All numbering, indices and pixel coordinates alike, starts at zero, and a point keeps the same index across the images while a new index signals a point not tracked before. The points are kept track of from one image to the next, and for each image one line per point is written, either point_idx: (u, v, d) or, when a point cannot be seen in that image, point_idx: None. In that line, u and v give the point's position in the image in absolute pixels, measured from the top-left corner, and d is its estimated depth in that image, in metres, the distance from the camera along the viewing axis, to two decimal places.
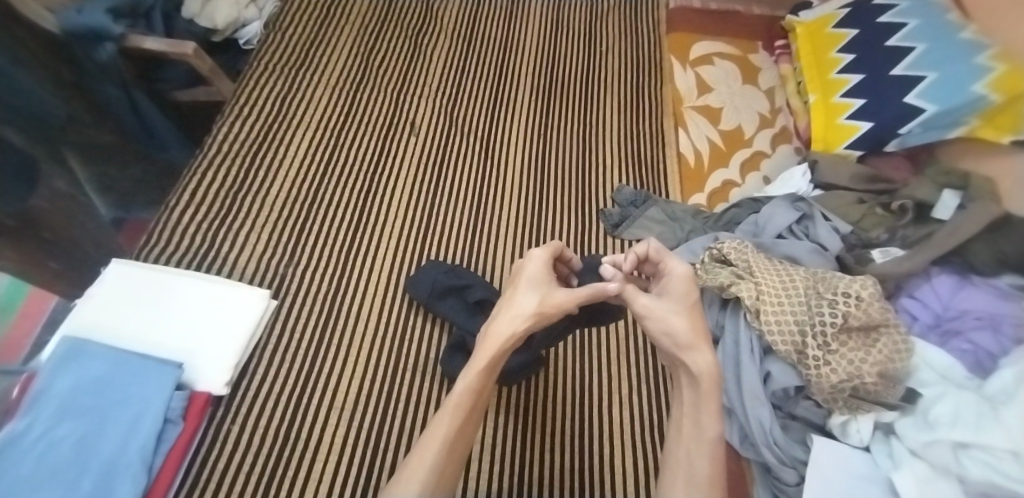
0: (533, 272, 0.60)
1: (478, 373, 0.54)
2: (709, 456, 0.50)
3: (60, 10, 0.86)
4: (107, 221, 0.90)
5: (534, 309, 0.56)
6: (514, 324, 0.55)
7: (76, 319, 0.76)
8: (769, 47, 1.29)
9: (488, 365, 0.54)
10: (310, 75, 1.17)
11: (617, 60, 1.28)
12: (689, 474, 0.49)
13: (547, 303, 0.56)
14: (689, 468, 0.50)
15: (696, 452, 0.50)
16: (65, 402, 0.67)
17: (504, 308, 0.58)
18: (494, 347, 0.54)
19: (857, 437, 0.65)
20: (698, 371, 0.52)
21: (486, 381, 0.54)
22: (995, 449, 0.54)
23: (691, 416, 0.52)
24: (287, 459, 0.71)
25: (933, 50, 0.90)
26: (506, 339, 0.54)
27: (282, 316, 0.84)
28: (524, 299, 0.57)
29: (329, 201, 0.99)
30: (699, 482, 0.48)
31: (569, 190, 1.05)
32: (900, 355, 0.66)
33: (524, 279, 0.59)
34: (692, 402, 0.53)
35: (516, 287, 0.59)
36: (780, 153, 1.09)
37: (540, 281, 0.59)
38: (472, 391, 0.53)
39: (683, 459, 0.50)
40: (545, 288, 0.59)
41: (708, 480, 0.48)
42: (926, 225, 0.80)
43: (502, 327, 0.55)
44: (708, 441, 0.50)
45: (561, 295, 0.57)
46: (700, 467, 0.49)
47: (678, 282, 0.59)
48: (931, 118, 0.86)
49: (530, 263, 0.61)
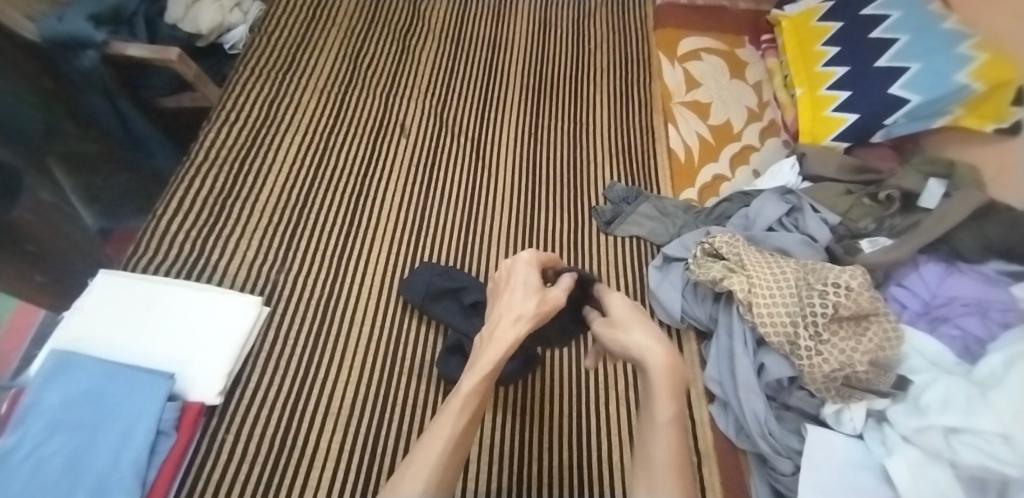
0: (523, 279, 0.60)
1: (481, 377, 0.53)
2: (668, 443, 0.47)
3: (41, 18, 0.85)
4: (95, 231, 0.89)
5: (534, 312, 0.57)
6: (518, 327, 0.56)
7: (64, 332, 0.75)
8: (755, 41, 1.30)
9: (492, 367, 0.54)
10: (297, 79, 1.16)
11: (605, 57, 1.28)
12: (648, 463, 0.47)
13: (545, 307, 0.58)
14: (649, 457, 0.47)
15: (654, 440, 0.47)
16: (55, 416, 0.66)
17: (502, 314, 0.58)
18: (498, 350, 0.54)
19: (850, 425, 0.66)
20: (649, 363, 0.51)
21: (488, 384, 0.54)
22: (984, 433, 0.55)
23: (646, 408, 0.49)
24: (285, 467, 0.71)
25: (917, 41, 0.90)
26: (509, 343, 0.55)
27: (275, 323, 0.84)
28: (522, 305, 0.58)
29: (320, 205, 0.99)
30: (659, 469, 0.45)
31: (560, 188, 1.05)
32: (890, 342, 0.66)
33: (514, 284, 0.60)
34: (645, 394, 0.51)
35: (511, 293, 0.60)
36: (769, 146, 1.10)
37: (534, 287, 0.60)
38: (473, 393, 0.53)
39: (645, 447, 0.48)
40: (540, 292, 0.60)
41: (666, 463, 0.45)
42: (914, 214, 0.81)
43: (504, 334, 0.55)
44: (666, 428, 0.47)
45: (558, 296, 0.60)
46: (658, 453, 0.46)
47: (619, 307, 0.59)
48: (916, 108, 0.87)
49: (520, 267, 0.62)
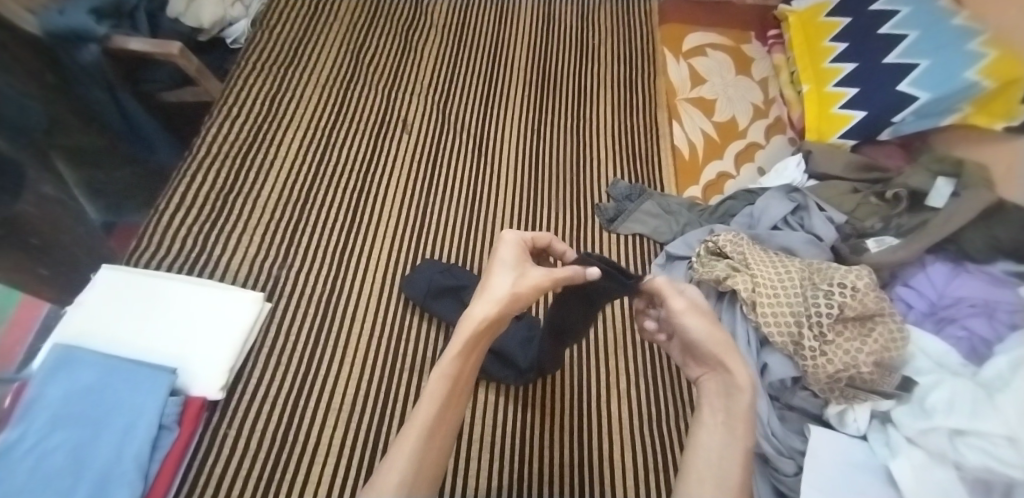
0: (507, 256, 0.55)
1: (453, 359, 0.51)
2: (741, 465, 0.48)
3: (41, 11, 0.82)
4: (98, 225, 0.89)
5: (506, 294, 0.51)
6: (487, 308, 0.50)
7: (67, 327, 0.74)
8: (762, 36, 1.30)
9: (465, 348, 0.51)
10: (300, 74, 1.16)
11: (610, 51, 1.27)
12: (719, 478, 0.47)
13: (522, 285, 0.52)
14: (720, 472, 0.47)
15: (728, 459, 0.48)
16: (58, 410, 0.66)
17: (479, 293, 0.53)
18: (470, 330, 0.50)
19: (854, 426, 0.66)
20: (736, 380, 0.51)
21: (464, 365, 0.52)
22: (989, 435, 0.54)
23: (724, 424, 0.51)
24: (286, 462, 0.71)
25: (925, 38, 0.90)
26: (479, 325, 0.50)
27: (277, 319, 0.84)
28: (498, 283, 0.52)
29: (322, 201, 0.98)
30: (729, 485, 0.46)
31: (564, 184, 1.04)
32: (896, 343, 0.66)
33: (497, 263, 0.55)
34: (725, 411, 0.51)
35: (490, 273, 0.54)
36: (774, 143, 1.10)
37: (515, 265, 0.55)
38: (446, 378, 0.51)
39: (708, 465, 0.48)
40: (519, 272, 0.54)
41: (738, 486, 0.46)
42: (921, 213, 0.79)
43: (476, 311, 0.51)
44: (738, 450, 0.48)
45: (539, 275, 0.53)
46: (730, 472, 0.47)
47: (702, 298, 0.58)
48: (924, 106, 0.86)
49: (503, 247, 0.56)
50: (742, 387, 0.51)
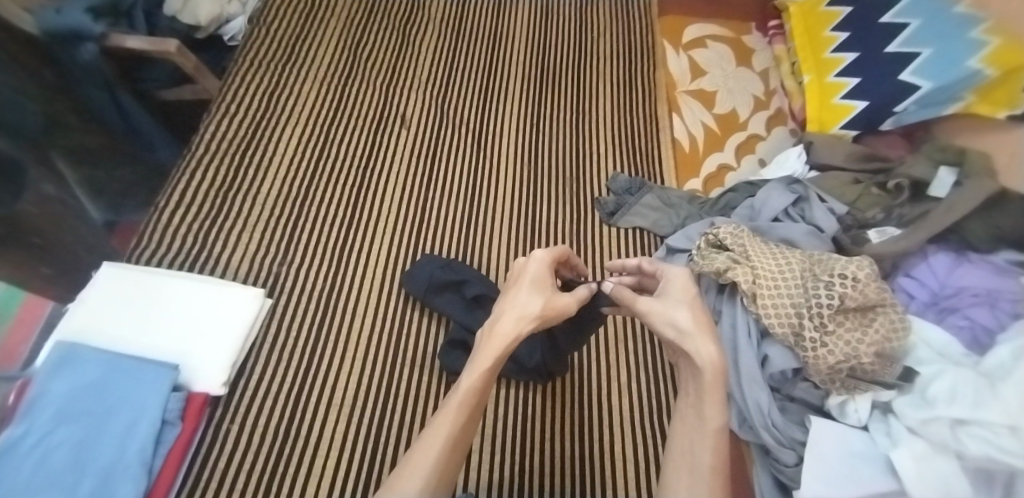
0: (535, 274, 0.55)
1: (481, 374, 0.49)
2: (713, 449, 0.47)
3: (38, 10, 0.83)
4: (99, 224, 0.89)
5: (540, 310, 0.51)
6: (518, 326, 0.50)
7: (70, 324, 0.75)
8: (762, 27, 1.29)
9: (492, 365, 0.49)
10: (298, 71, 1.16)
11: (609, 44, 1.26)
12: (691, 466, 0.46)
13: (552, 306, 0.53)
14: (691, 459, 0.47)
15: (699, 444, 0.47)
16: (63, 406, 0.67)
17: (505, 309, 0.53)
18: (499, 347, 0.49)
19: (854, 417, 0.65)
20: (700, 362, 0.48)
21: (489, 381, 0.50)
22: (991, 424, 0.54)
23: (694, 407, 0.49)
24: (288, 457, 0.71)
25: (926, 26, 0.89)
26: (510, 342, 0.50)
27: (277, 316, 0.84)
28: (525, 301, 0.52)
29: (321, 197, 0.98)
30: (703, 473, 0.45)
31: (563, 178, 1.04)
32: (897, 334, 0.65)
33: (525, 279, 0.55)
34: (694, 393, 0.49)
35: (516, 288, 0.54)
36: (775, 135, 1.09)
37: (541, 283, 0.55)
38: (471, 391, 0.49)
39: (688, 452, 0.47)
40: (548, 292, 0.54)
41: (711, 471, 0.45)
42: (923, 204, 0.79)
43: (505, 328, 0.50)
44: (710, 435, 0.47)
45: (566, 299, 0.54)
46: (703, 458, 0.46)
47: (673, 284, 0.56)
48: (927, 95, 0.85)
49: (532, 265, 0.56)
50: (702, 367, 0.48)
